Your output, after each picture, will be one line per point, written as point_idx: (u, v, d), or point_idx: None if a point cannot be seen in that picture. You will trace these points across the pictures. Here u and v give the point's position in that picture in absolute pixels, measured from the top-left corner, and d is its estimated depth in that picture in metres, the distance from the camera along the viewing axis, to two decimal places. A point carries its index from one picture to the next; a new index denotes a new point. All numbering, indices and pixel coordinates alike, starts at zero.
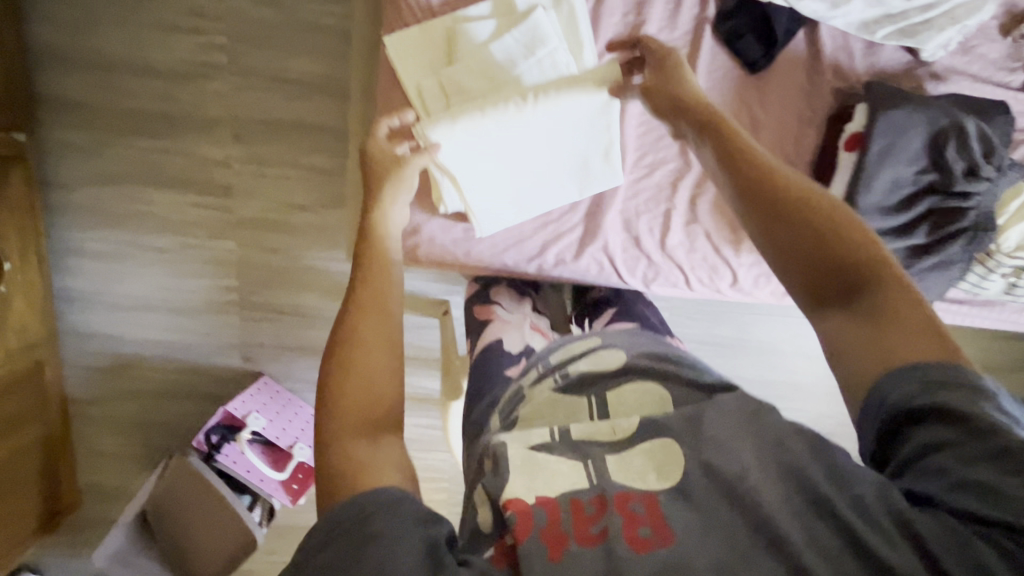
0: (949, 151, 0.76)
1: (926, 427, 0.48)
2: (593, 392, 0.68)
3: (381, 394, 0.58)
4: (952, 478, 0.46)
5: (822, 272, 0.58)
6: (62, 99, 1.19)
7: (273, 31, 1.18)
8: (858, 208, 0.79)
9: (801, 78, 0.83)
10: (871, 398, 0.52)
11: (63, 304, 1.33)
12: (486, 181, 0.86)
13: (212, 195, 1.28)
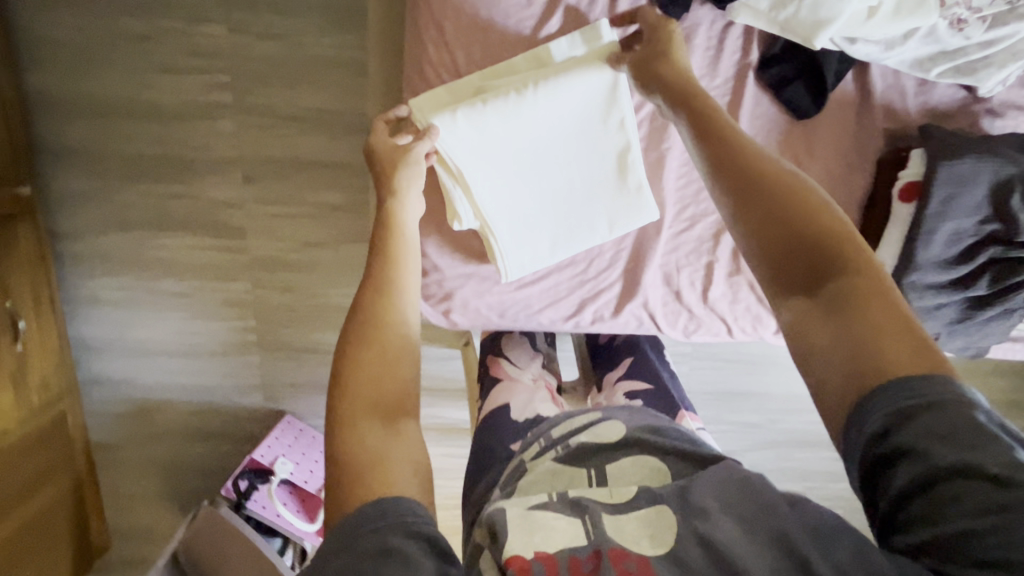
0: (1015, 200, 0.72)
1: (901, 469, 0.44)
2: (592, 464, 0.64)
3: (400, 382, 0.57)
4: (944, 531, 0.41)
5: (797, 263, 0.57)
6: (65, 148, 1.15)
7: (279, 67, 1.13)
8: (914, 262, 0.77)
9: (851, 122, 0.80)
10: (852, 421, 0.48)
11: (80, 352, 1.31)
12: (513, 223, 0.83)
13: (224, 236, 1.23)
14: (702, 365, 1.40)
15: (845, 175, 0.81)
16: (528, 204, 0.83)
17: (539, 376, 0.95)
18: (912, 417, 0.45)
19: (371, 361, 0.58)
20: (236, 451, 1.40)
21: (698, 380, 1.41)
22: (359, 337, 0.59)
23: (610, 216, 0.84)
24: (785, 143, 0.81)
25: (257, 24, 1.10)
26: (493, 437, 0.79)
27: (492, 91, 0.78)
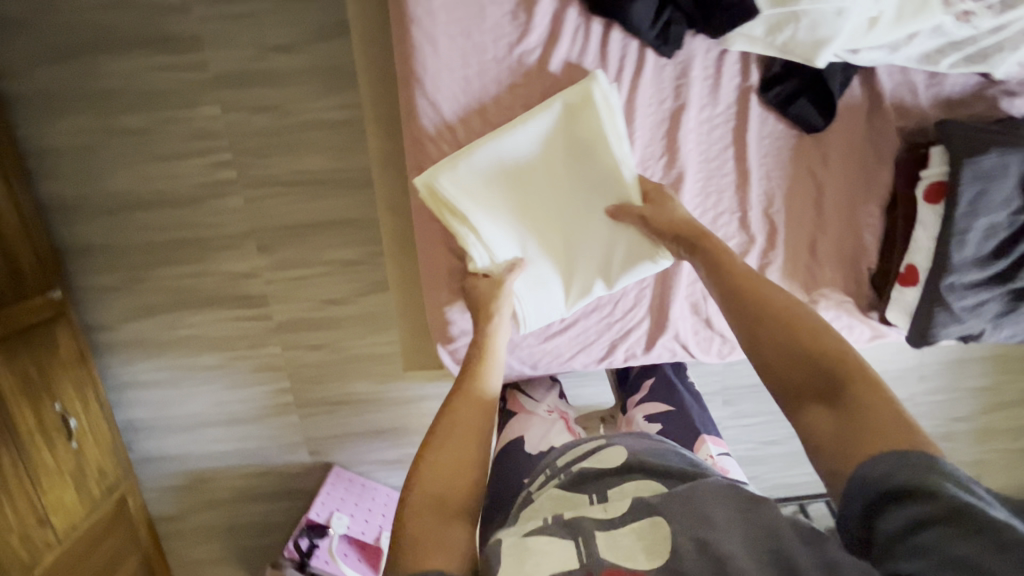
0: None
1: (902, 507, 0.46)
2: (592, 487, 0.62)
3: (460, 478, 0.61)
4: (937, 557, 0.41)
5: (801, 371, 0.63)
6: (86, 246, 1.19)
7: (278, 137, 1.14)
8: (951, 264, 0.72)
9: (864, 126, 0.80)
10: (853, 476, 0.51)
11: (129, 434, 1.35)
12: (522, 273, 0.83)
13: (248, 306, 1.26)
14: (736, 361, 1.38)
15: (863, 181, 0.81)
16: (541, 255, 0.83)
17: (555, 406, 0.94)
18: (905, 467, 0.48)
19: (449, 461, 0.62)
20: (291, 507, 1.44)
21: (734, 376, 1.40)
22: (447, 434, 0.65)
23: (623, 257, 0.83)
24: (797, 157, 0.81)
25: (249, 97, 1.11)
26: (508, 473, 0.80)
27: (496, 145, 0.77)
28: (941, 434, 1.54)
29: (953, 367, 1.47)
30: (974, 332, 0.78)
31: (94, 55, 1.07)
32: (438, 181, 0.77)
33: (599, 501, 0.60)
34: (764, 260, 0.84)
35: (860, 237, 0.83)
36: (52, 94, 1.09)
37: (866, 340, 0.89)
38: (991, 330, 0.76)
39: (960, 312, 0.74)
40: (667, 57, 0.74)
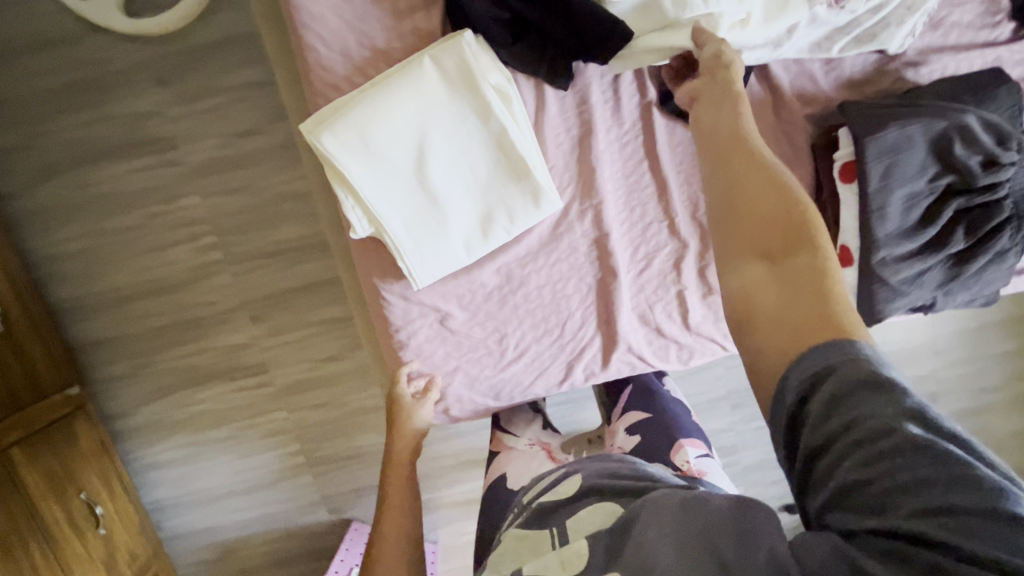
0: (957, 149, 0.71)
1: (808, 434, 0.45)
2: (553, 523, 0.63)
3: None
4: (839, 484, 0.43)
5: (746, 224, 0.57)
6: (97, 340, 1.28)
7: (254, 215, 1.22)
8: (880, 241, 0.73)
9: (771, 116, 0.80)
10: (784, 387, 0.48)
11: (157, 514, 1.40)
12: (425, 239, 0.72)
13: (249, 375, 1.32)
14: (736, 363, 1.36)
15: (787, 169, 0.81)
16: (419, 207, 0.71)
17: (537, 438, 0.96)
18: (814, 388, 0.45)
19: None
20: (317, 567, 1.46)
21: (737, 378, 1.37)
22: None
23: (503, 209, 0.73)
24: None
25: (225, 183, 1.20)
26: (493, 509, 0.82)
27: (381, 93, 0.66)
28: (975, 408, 1.46)
29: (969, 336, 1.41)
30: (927, 302, 0.78)
31: (85, 167, 1.18)
32: (319, 136, 0.66)
33: (557, 548, 0.58)
34: (702, 261, 0.81)
35: None
36: (53, 209, 1.20)
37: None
38: (942, 297, 0.77)
39: (903, 285, 0.75)
40: (562, 89, 0.74)
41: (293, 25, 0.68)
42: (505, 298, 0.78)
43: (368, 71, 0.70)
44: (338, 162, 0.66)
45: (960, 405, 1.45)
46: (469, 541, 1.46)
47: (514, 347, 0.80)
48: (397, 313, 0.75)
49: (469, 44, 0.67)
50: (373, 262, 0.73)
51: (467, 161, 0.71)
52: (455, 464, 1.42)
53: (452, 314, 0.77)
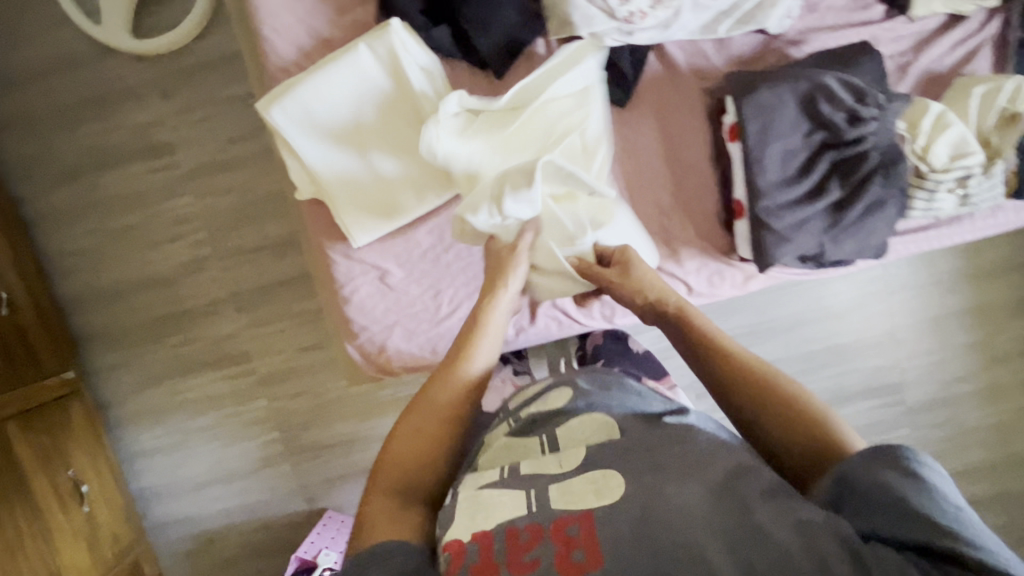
0: (823, 107, 0.80)
1: (870, 473, 0.60)
2: (543, 431, 0.77)
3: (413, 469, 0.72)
4: (896, 507, 0.56)
5: (784, 432, 0.70)
6: (95, 331, 1.38)
7: (241, 212, 1.34)
8: (761, 190, 0.81)
9: (668, 86, 0.90)
10: (852, 466, 0.62)
11: (143, 502, 1.46)
12: (360, 198, 0.83)
13: (234, 364, 1.40)
14: None
15: (686, 136, 0.90)
16: (357, 172, 0.83)
17: (509, 377, 1.02)
18: (870, 455, 0.62)
19: (432, 418, 0.75)
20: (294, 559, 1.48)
21: None
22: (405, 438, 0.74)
23: (431, 174, 0.84)
24: (624, 128, 0.90)
25: (216, 184, 1.33)
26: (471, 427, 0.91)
27: (321, 74, 0.79)
28: (946, 399, 1.46)
29: (931, 326, 1.44)
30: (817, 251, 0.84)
31: (93, 172, 1.32)
32: (269, 110, 0.79)
33: (553, 454, 0.72)
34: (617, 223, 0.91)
35: (703, 180, 0.91)
36: (63, 209, 1.33)
37: (742, 282, 0.94)
38: (830, 244, 0.83)
39: (787, 231, 0.81)
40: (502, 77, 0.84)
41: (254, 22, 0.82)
42: (436, 255, 0.87)
43: (315, 59, 0.83)
44: (286, 133, 0.80)
45: (930, 395, 1.46)
46: None
47: (448, 302, 0.87)
48: (341, 270, 0.85)
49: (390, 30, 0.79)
50: (322, 223, 0.84)
51: (398, 134, 0.83)
52: None
53: (391, 271, 0.85)
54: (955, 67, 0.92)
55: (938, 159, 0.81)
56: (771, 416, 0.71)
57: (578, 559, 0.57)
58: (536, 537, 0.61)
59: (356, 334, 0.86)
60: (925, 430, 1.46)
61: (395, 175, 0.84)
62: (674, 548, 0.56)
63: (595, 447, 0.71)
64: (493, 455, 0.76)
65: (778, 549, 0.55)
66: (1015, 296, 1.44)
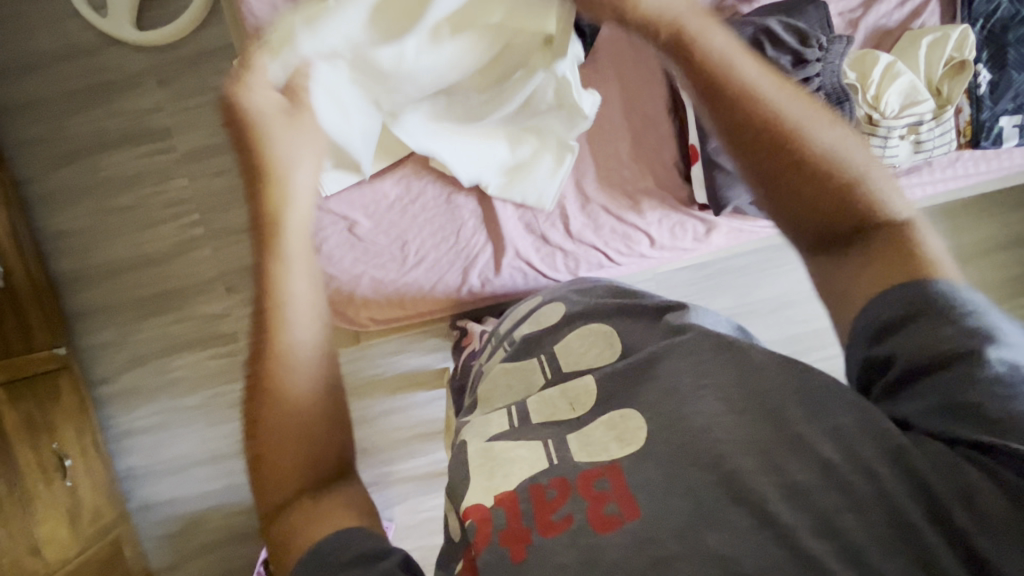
0: (769, 51, 0.92)
1: (903, 346, 0.55)
2: (542, 351, 0.83)
3: (297, 465, 0.54)
4: (940, 400, 0.51)
5: (823, 210, 0.61)
6: (87, 309, 1.42)
7: (233, 194, 1.40)
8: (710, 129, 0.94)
9: (627, 47, 1.01)
10: (873, 323, 0.58)
11: (128, 483, 1.46)
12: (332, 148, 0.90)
13: (222, 343, 1.43)
14: None
15: (644, 92, 1.01)
16: None
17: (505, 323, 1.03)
18: (910, 319, 0.55)
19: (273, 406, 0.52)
20: None
21: None
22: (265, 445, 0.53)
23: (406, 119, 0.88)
24: (587, 82, 0.99)
25: (210, 167, 1.39)
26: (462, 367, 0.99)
27: None
28: None
29: None
30: None
31: (94, 155, 1.39)
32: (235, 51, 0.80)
33: (561, 396, 0.73)
34: (578, 176, 1.01)
35: (656, 133, 1.02)
36: (63, 192, 1.40)
37: (705, 235, 1.05)
38: None
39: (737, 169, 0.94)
40: None
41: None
42: (405, 208, 0.98)
43: None
44: None
45: None
46: (427, 519, 1.47)
47: (414, 254, 0.98)
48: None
49: None
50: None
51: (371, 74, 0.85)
52: (412, 435, 1.46)
53: (359, 222, 0.95)
54: (904, 23, 1.06)
55: (889, 108, 0.99)
56: (809, 210, 0.61)
57: (612, 512, 0.56)
58: (564, 495, 0.60)
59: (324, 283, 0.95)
60: None
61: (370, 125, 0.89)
62: (715, 485, 0.55)
63: (603, 374, 0.73)
64: (493, 382, 0.82)
65: (833, 475, 0.52)
66: (998, 276, 1.45)
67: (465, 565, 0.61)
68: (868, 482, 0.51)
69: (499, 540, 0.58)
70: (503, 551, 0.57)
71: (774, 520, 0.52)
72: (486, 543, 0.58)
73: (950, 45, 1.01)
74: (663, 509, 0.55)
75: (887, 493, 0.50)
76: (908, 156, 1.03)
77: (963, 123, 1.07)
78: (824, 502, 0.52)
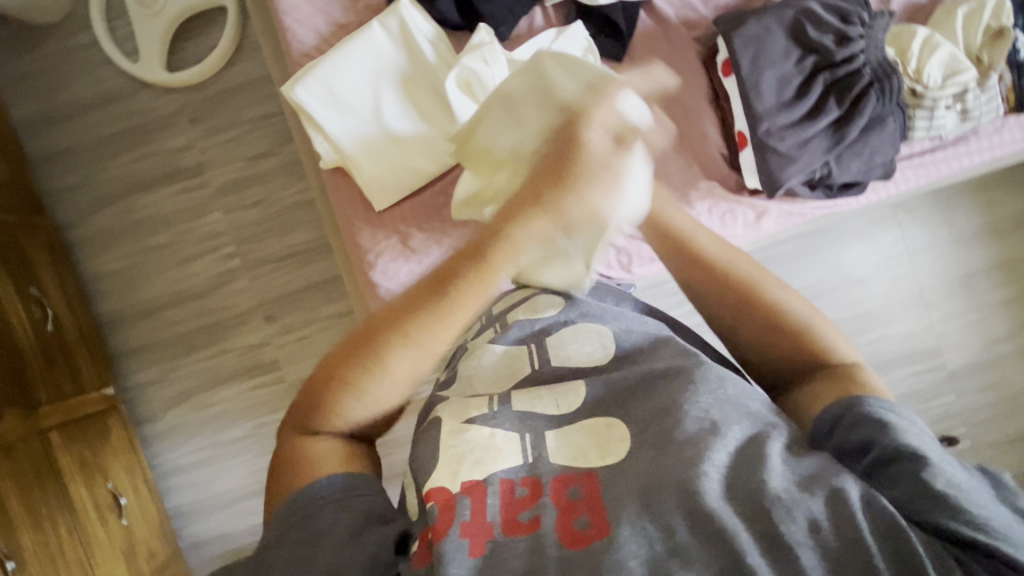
0: (810, 33, 0.97)
1: (870, 446, 0.57)
2: (532, 338, 0.80)
3: (347, 415, 0.66)
4: (926, 491, 0.51)
5: (774, 341, 0.74)
6: (129, 349, 1.43)
7: (267, 224, 1.42)
8: (764, 112, 0.96)
9: (663, 40, 1.04)
10: (834, 424, 0.62)
11: (178, 520, 1.44)
12: (385, 162, 0.95)
13: (263, 373, 1.43)
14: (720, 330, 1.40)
15: (685, 85, 1.03)
16: (384, 143, 0.96)
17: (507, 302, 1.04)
18: (872, 423, 0.59)
19: (363, 370, 0.62)
20: None
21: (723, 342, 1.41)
22: (338, 389, 0.64)
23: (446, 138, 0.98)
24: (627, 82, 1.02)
25: (244, 198, 1.42)
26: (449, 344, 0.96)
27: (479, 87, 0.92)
28: (986, 362, 1.42)
29: (961, 285, 1.43)
30: (825, 168, 1.01)
31: (131, 196, 1.43)
32: (292, 87, 0.94)
33: (548, 393, 0.72)
34: None
35: (700, 125, 1.04)
36: (102, 236, 1.42)
37: (755, 221, 1.06)
38: (834, 160, 0.99)
39: (789, 151, 0.97)
40: (506, 39, 0.98)
41: (278, 18, 0.98)
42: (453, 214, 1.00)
43: (333, 42, 0.99)
44: (318, 111, 0.95)
45: (966, 359, 1.42)
46: None
47: None
48: (365, 236, 0.96)
49: (408, 24, 0.96)
50: (345, 194, 0.97)
51: (418, 103, 0.99)
52: None
53: (411, 235, 0.97)
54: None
55: (931, 80, 1.03)
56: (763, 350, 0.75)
57: (582, 525, 0.55)
58: (534, 496, 0.60)
59: (382, 297, 0.96)
60: (970, 393, 1.42)
61: (417, 143, 0.97)
62: (691, 517, 0.52)
63: (598, 384, 0.72)
64: (477, 362, 0.79)
65: (817, 533, 0.49)
66: None
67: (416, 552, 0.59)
68: (849, 548, 0.48)
69: (458, 530, 0.56)
70: (461, 542, 0.55)
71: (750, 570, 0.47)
72: (444, 528, 0.57)
73: (987, 14, 1.04)
74: (635, 530, 0.53)
75: (869, 558, 0.47)
76: (955, 125, 1.06)
77: (1004, 90, 1.07)
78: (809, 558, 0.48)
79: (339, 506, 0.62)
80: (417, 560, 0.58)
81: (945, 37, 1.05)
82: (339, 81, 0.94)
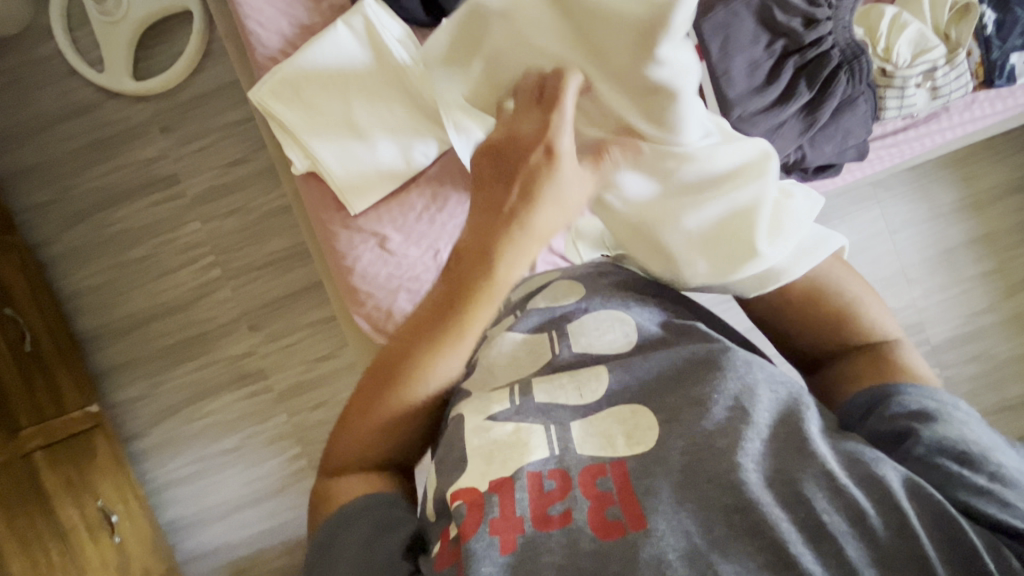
0: (778, 15, 0.96)
1: (913, 434, 0.59)
2: (554, 327, 0.74)
3: (364, 446, 0.68)
4: (970, 482, 0.53)
5: (813, 321, 0.76)
6: (111, 366, 1.41)
7: (246, 232, 1.40)
8: (736, 98, 0.96)
9: None
10: (880, 406, 0.64)
11: (173, 535, 1.43)
12: (358, 166, 0.95)
13: (251, 382, 1.42)
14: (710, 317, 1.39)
15: None
16: (356, 147, 0.96)
17: None
18: (907, 413, 0.61)
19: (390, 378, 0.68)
20: None
21: None
22: (357, 422, 0.68)
23: (416, 137, 0.97)
24: None
25: (222, 207, 1.40)
26: None
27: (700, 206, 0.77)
28: (969, 334, 1.44)
29: (941, 260, 1.44)
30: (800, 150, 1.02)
31: (104, 210, 1.40)
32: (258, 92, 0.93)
33: (570, 377, 0.69)
34: None
35: None
36: (77, 252, 1.40)
37: None
38: (807, 144, 1.00)
39: (763, 136, 0.97)
40: None
41: (239, 21, 0.96)
42: (433, 218, 0.98)
43: (299, 43, 0.97)
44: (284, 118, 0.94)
45: (950, 331, 1.44)
46: None
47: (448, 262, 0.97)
48: (342, 240, 0.95)
49: (371, 22, 0.94)
50: (319, 197, 0.96)
51: (385, 103, 0.97)
52: None
53: (389, 237, 0.96)
54: None
55: (900, 59, 1.03)
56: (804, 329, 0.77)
57: (616, 516, 0.56)
58: (563, 489, 0.60)
59: (363, 302, 0.95)
60: (954, 366, 1.43)
61: (389, 145, 0.96)
62: (729, 511, 0.54)
63: (622, 372, 0.68)
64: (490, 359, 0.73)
65: (863, 528, 0.51)
66: (1017, 220, 1.46)
67: (441, 549, 0.60)
68: (897, 538, 0.50)
69: (488, 528, 0.57)
70: (494, 541, 0.56)
71: (797, 565, 0.49)
72: (473, 527, 0.57)
73: None
74: (671, 525, 0.54)
75: (921, 549, 0.48)
76: (925, 104, 1.06)
77: (973, 65, 1.07)
78: (851, 550, 0.50)
79: (364, 528, 0.62)
80: (444, 558, 0.58)
81: (913, 15, 1.06)
82: (303, 87, 0.94)
